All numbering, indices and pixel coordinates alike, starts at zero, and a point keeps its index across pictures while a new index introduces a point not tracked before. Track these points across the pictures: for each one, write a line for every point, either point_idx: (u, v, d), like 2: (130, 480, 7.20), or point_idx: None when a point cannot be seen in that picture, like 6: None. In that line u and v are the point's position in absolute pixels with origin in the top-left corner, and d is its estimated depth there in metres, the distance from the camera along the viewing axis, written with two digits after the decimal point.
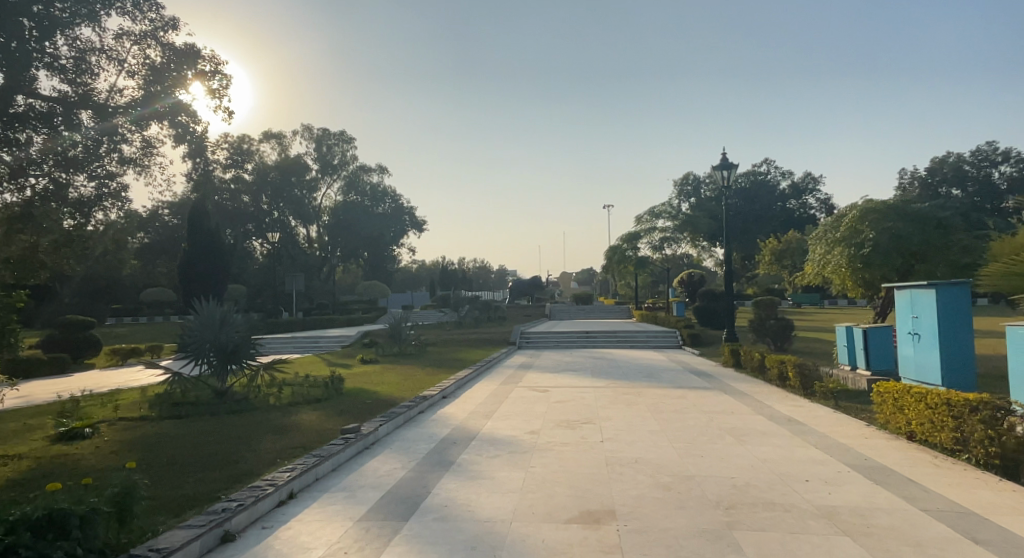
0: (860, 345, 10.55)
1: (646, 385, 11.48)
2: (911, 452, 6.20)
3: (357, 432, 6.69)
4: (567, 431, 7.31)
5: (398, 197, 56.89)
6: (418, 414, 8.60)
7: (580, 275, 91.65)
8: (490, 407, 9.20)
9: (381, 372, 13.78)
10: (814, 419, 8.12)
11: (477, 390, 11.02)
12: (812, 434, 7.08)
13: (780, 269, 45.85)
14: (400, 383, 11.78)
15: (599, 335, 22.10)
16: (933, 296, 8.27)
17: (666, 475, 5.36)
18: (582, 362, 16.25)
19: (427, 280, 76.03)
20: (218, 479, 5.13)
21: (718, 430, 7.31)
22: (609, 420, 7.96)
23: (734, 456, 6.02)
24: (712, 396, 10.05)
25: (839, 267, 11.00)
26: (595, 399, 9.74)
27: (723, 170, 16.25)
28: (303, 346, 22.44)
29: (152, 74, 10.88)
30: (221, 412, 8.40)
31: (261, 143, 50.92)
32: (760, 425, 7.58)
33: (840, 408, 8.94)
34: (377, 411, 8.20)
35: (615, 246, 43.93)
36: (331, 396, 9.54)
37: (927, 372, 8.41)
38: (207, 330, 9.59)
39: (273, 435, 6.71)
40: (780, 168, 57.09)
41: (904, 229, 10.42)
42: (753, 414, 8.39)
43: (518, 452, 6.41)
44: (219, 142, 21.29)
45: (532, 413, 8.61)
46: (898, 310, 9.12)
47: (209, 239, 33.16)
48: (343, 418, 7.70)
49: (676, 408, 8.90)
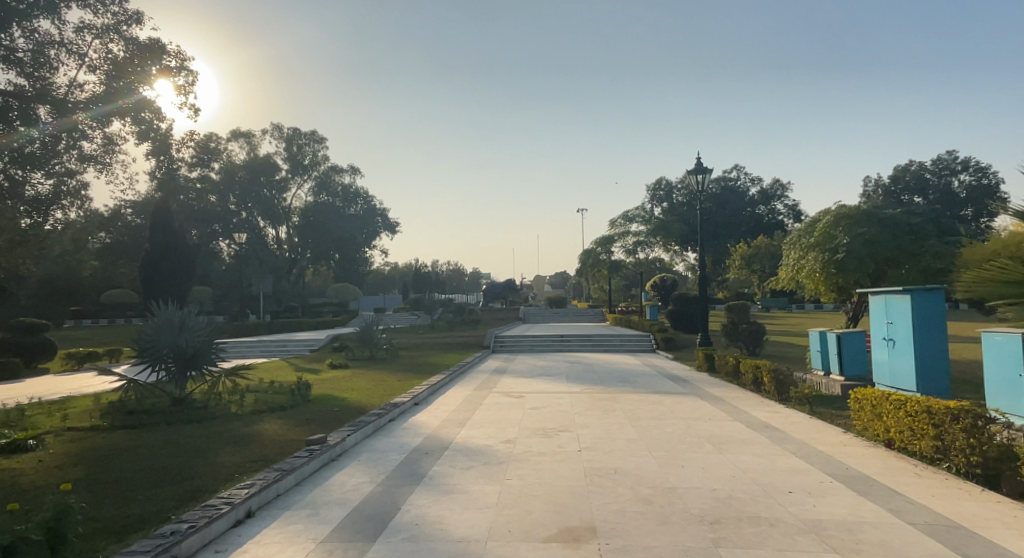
0: (834, 350, 10.54)
1: (622, 391, 11.34)
2: (890, 460, 6.13)
3: (323, 443, 6.36)
4: (543, 440, 7.08)
5: (370, 198, 56.38)
6: (388, 422, 8.28)
7: (553, 279, 91.83)
8: (464, 414, 8.93)
9: (351, 377, 13.40)
10: (791, 426, 8.03)
11: (451, 396, 10.75)
12: (791, 442, 6.98)
13: (750, 273, 46.45)
14: (370, 389, 11.43)
15: (573, 339, 21.98)
16: (908, 302, 8.25)
17: (648, 487, 5.17)
18: (556, 366, 16.08)
19: (399, 282, 75.29)
20: (170, 497, 4.78)
21: (696, 438, 7.17)
22: (586, 428, 7.76)
23: (715, 467, 5.86)
24: (689, 402, 9.94)
25: (814, 272, 11.00)
26: (572, 406, 9.54)
27: (697, 174, 16.25)
28: (271, 350, 21.82)
29: (115, 68, 10.33)
30: (179, 421, 7.97)
31: (229, 142, 49.82)
32: (738, 433, 7.47)
33: (816, 414, 8.89)
34: (344, 420, 7.86)
35: (589, 250, 44.00)
36: (297, 404, 9.15)
37: (902, 378, 8.39)
38: (166, 333, 9.15)
39: (233, 447, 6.35)
40: (750, 174, 57.92)
41: (877, 235, 10.45)
42: (730, 421, 8.28)
43: (493, 462, 6.17)
44: (184, 140, 20.63)
45: (506, 420, 8.36)
46: (872, 316, 9.09)
47: (173, 240, 32.22)
48: (309, 427, 7.36)
49: (653, 415, 8.75)
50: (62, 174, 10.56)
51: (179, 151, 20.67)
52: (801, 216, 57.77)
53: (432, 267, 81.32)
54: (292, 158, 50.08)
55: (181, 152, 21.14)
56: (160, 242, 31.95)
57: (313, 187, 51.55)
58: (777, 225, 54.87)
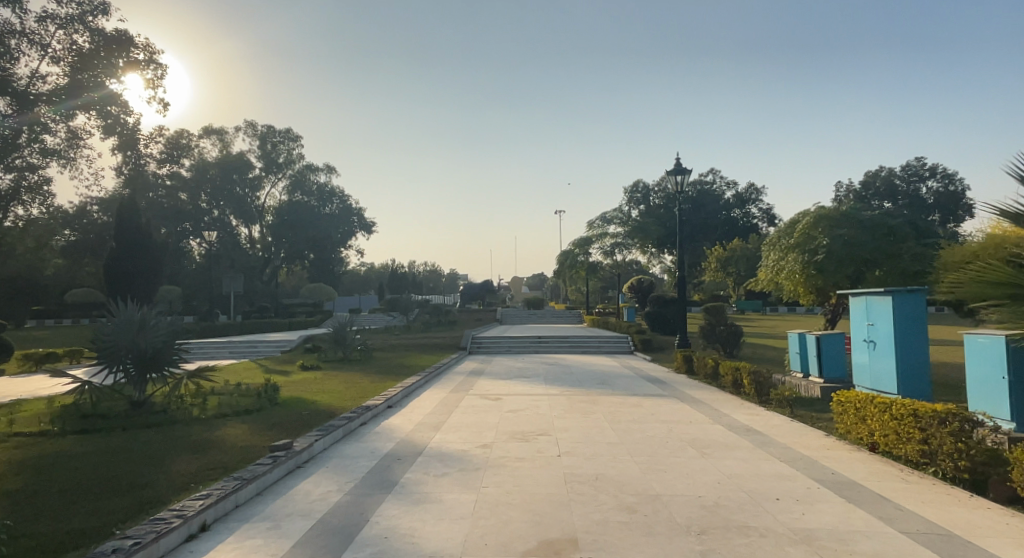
0: (813, 352, 10.47)
1: (600, 393, 11.15)
2: (875, 464, 6.00)
3: (288, 449, 6.02)
4: (521, 444, 6.83)
5: (346, 198, 55.39)
6: (360, 426, 7.94)
7: (531, 280, 91.64)
8: (439, 418, 8.62)
9: (322, 379, 13.00)
10: (773, 429, 7.90)
11: (426, 399, 10.44)
12: (774, 446, 6.83)
13: (725, 276, 46.81)
14: (341, 390, 11.06)
15: (551, 341, 21.79)
16: (889, 303, 8.17)
17: (631, 495, 4.95)
18: (533, 367, 15.85)
19: (375, 283, 74.45)
20: (116, 509, 4.41)
21: (679, 442, 6.98)
22: (565, 432, 7.53)
23: (698, 472, 5.67)
24: (669, 404, 9.79)
25: (794, 273, 10.91)
26: (550, 408, 9.31)
27: (677, 175, 16.17)
28: (240, 351, 21.25)
29: (78, 62, 12.99)
30: (136, 426, 7.53)
31: (201, 138, 48.73)
32: (720, 436, 7.31)
33: (797, 417, 8.78)
34: (313, 424, 7.50)
35: (567, 251, 43.92)
36: (263, 407, 8.75)
37: (882, 380, 8.31)
38: (124, 333, 8.68)
39: (191, 454, 5.97)
40: (725, 178, 58.44)
41: (856, 236, 10.39)
42: (712, 424, 8.11)
43: (469, 469, 5.89)
44: (152, 135, 19.99)
45: (483, 424, 8.09)
46: (853, 317, 9.01)
47: (141, 238, 31.32)
48: (275, 432, 6.99)
49: (633, 418, 8.56)
50: (32, 160, 13.13)
51: (147, 147, 20.03)
52: (775, 220, 58.48)
53: (409, 268, 80.60)
54: (266, 156, 49.35)
55: (148, 148, 20.50)
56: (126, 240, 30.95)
57: (287, 186, 50.76)
58: (752, 228, 55.44)
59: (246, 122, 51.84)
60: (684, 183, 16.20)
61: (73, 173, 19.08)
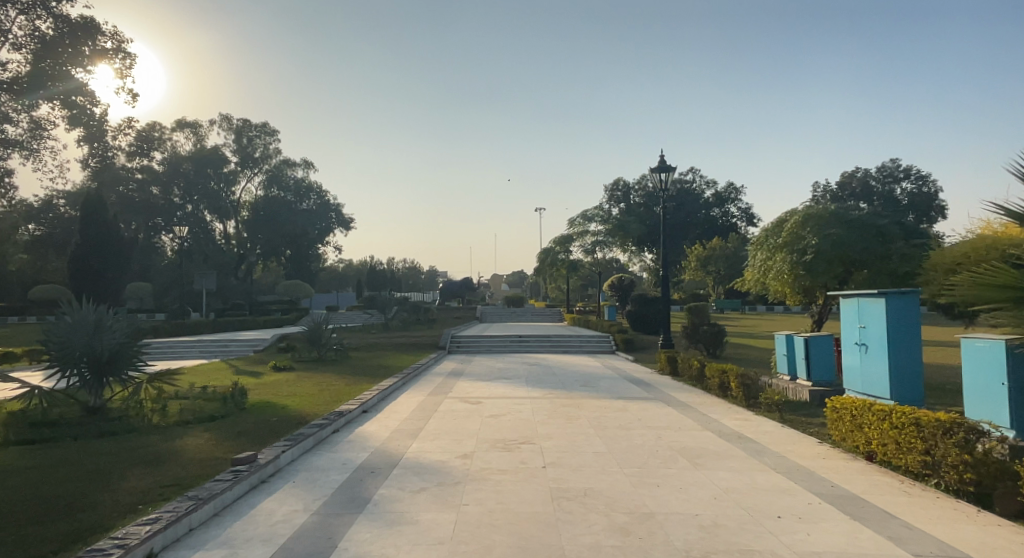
0: (801, 355, 10.26)
1: (584, 396, 10.83)
2: (874, 475, 5.73)
3: (251, 462, 5.55)
4: (504, 455, 6.45)
5: (324, 194, 54.05)
6: (332, 434, 7.48)
7: (511, 278, 91.08)
8: (417, 424, 8.21)
9: (296, 381, 12.50)
10: (764, 436, 7.62)
11: (403, 403, 10.00)
12: (768, 455, 6.54)
13: (705, 274, 46.94)
14: (315, 394, 10.57)
15: (531, 340, 21.43)
16: (883, 306, 7.93)
17: (623, 515, 4.61)
18: (515, 368, 15.48)
19: (353, 280, 73.45)
20: (49, 538, 3.92)
21: (669, 451, 6.67)
22: (549, 440, 7.18)
23: (693, 486, 5.35)
24: (655, 408, 9.49)
25: (782, 273, 10.63)
26: (532, 413, 8.94)
27: (660, 172, 15.90)
28: (211, 350, 20.57)
29: (42, 50, 14.86)
30: (87, 435, 6.97)
31: (174, 131, 47.48)
32: (711, 445, 7.01)
33: (787, 422, 8.54)
34: (281, 432, 7.03)
35: (548, 249, 43.60)
36: (229, 414, 8.23)
37: (874, 384, 8.06)
38: (78, 334, 8.12)
39: (145, 467, 5.47)
40: (705, 177, 58.57)
41: (845, 236, 10.15)
42: (701, 431, 7.82)
43: (448, 482, 5.51)
44: (121, 127, 19.16)
45: (463, 431, 7.69)
46: (844, 320, 8.78)
47: (107, 234, 30.37)
48: (238, 442, 6.50)
49: (620, 423, 8.23)
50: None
51: (115, 139, 19.21)
52: (754, 219, 58.81)
53: (388, 265, 79.77)
54: (242, 150, 48.42)
55: (116, 140, 19.66)
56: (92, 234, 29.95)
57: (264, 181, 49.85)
58: (731, 228, 55.71)
59: (222, 115, 50.73)
60: (669, 181, 15.93)
61: (35, 167, 18.15)
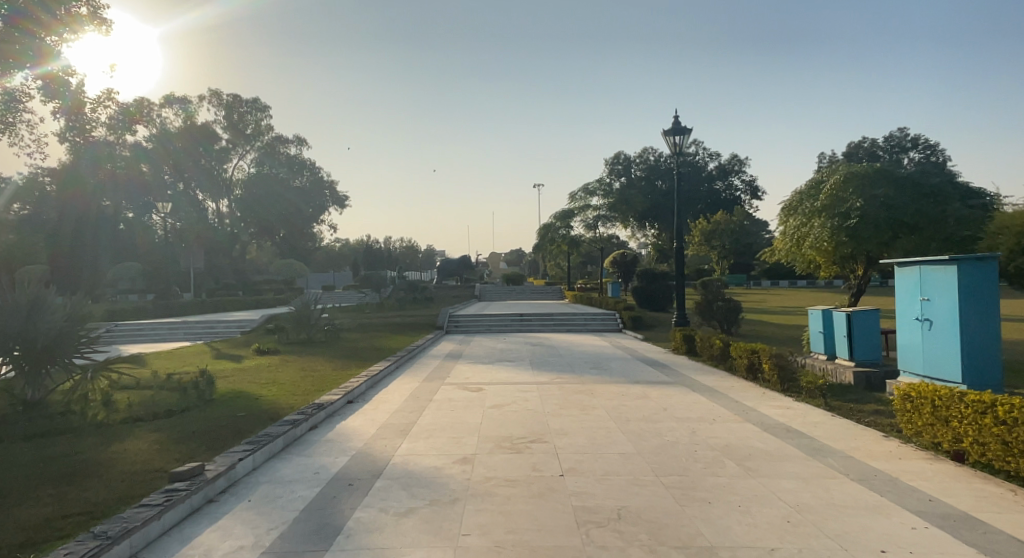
0: (841, 332, 9.12)
1: (597, 380, 9.70)
2: (975, 483, 4.60)
3: (193, 477, 4.37)
4: (513, 458, 5.34)
5: (317, 170, 52.96)
6: (306, 432, 6.31)
7: (510, 255, 89.45)
8: (407, 418, 7.06)
9: (279, 366, 11.39)
10: (815, 428, 6.50)
11: (395, 391, 8.84)
12: (831, 455, 5.41)
13: (709, 249, 44.70)
14: (295, 382, 9.40)
15: (533, 318, 20.27)
16: (954, 274, 6.70)
17: (676, 552, 3.47)
18: (517, 349, 14.35)
19: (349, 259, 72.01)
20: None
21: (709, 451, 5.55)
22: (564, 438, 6.06)
23: (753, 503, 4.24)
24: (680, 395, 8.34)
25: (820, 241, 9.38)
26: (541, 402, 7.81)
27: (674, 135, 14.53)
28: (195, 333, 19.45)
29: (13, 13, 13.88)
30: (11, 438, 5.78)
31: (162, 106, 45.81)
32: (756, 441, 5.90)
33: (835, 409, 7.42)
34: (244, 433, 5.86)
35: (548, 225, 42.34)
36: (190, 407, 7.07)
37: (939, 366, 6.89)
38: (8, 315, 6.93)
39: (57, 485, 4.30)
40: (709, 148, 56.71)
41: (894, 197, 8.95)
42: (740, 423, 6.69)
43: (446, 499, 4.37)
44: (99, 98, 17.75)
45: (464, 426, 6.55)
46: (902, 290, 7.59)
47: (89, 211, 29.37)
48: (188, 446, 5.34)
49: (645, 414, 7.11)
50: None
51: (93, 112, 17.88)
52: (758, 191, 57.19)
53: (386, 244, 78.65)
54: (232, 126, 46.82)
55: (96, 113, 18.29)
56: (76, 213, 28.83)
57: (256, 159, 48.61)
58: (734, 201, 54.39)
59: (211, 91, 49.08)
60: (684, 145, 14.61)
61: (10, 140, 16.93)
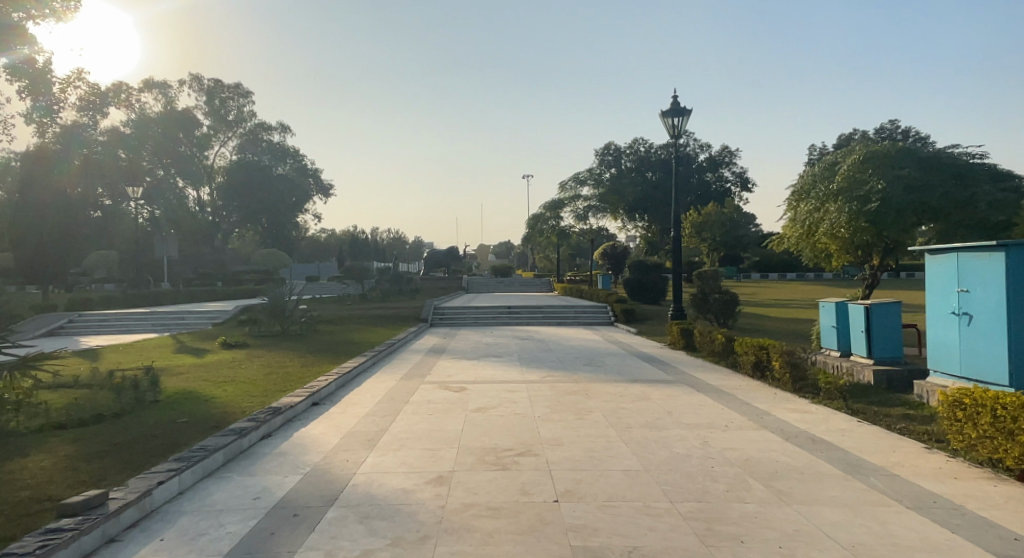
0: (858, 326, 8.33)
1: (591, 379, 8.86)
2: None
3: (89, 512, 3.45)
4: (498, 478, 4.46)
5: (301, 158, 51.40)
6: (254, 444, 5.37)
7: (498, 247, 88.52)
8: (375, 425, 6.13)
9: (246, 362, 10.43)
10: (843, 436, 5.67)
11: (367, 391, 7.92)
12: (873, 473, 4.59)
13: (699, 242, 43.99)
14: (257, 380, 8.44)
15: (522, 311, 19.38)
16: (1002, 264, 5.90)
17: None
18: (504, 343, 13.49)
19: (334, 250, 70.70)
20: None
21: (730, 468, 4.68)
22: (557, 450, 5.19)
23: (797, 542, 3.38)
24: (683, 396, 7.51)
25: (837, 226, 8.55)
26: (530, 405, 6.92)
27: (673, 117, 13.66)
28: (164, 324, 18.42)
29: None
30: None
31: (141, 91, 44.25)
32: (781, 454, 5.06)
33: (859, 413, 6.61)
34: (177, 446, 4.93)
35: (538, 216, 41.45)
36: (125, 412, 6.12)
37: (981, 366, 6.11)
38: None
39: None
40: (700, 140, 55.93)
41: (919, 178, 8.16)
42: (757, 430, 5.84)
43: (411, 538, 3.46)
44: (69, 78, 16.48)
45: (442, 435, 5.66)
46: (934, 280, 6.82)
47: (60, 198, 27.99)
48: (102, 464, 4.39)
49: (647, 420, 6.24)
50: None
51: (63, 92, 16.94)
52: (748, 183, 56.53)
53: (372, 235, 77.47)
54: (215, 112, 45.63)
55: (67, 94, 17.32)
56: (46, 200, 27.44)
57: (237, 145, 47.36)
58: (724, 193, 53.74)
59: (192, 76, 47.61)
60: (683, 128, 13.75)
61: None
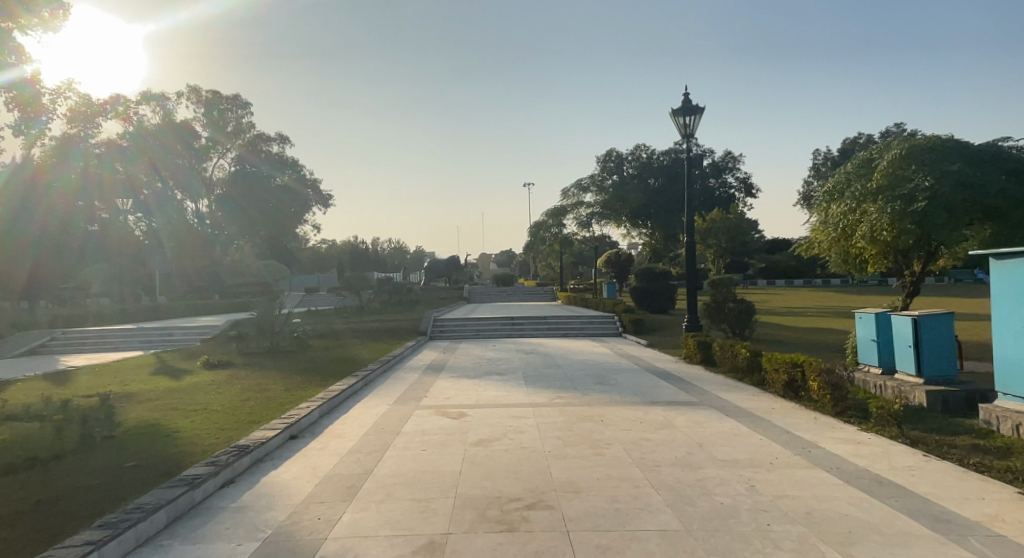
0: (903, 340, 7.42)
1: (604, 400, 7.98)
2: None
3: None
4: (504, 545, 3.56)
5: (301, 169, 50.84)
6: (207, 496, 4.44)
7: (499, 256, 87.56)
8: (358, 466, 5.22)
9: (226, 384, 9.54)
10: (912, 476, 4.77)
11: (354, 419, 7.04)
12: (969, 531, 3.68)
13: (705, 248, 43.05)
14: (233, 408, 7.54)
15: (525, 322, 18.51)
16: None
17: None
18: (508, 358, 12.61)
19: (334, 261, 69.90)
20: None
21: (791, 527, 3.78)
22: (575, 500, 4.29)
23: None
24: (712, 422, 6.63)
25: (878, 228, 7.65)
26: (538, 436, 6.03)
27: (685, 115, 12.81)
28: (150, 341, 17.49)
29: None
30: None
31: (138, 104, 43.69)
32: (847, 504, 4.14)
33: (920, 444, 5.68)
34: (113, 503, 4.03)
35: (540, 224, 40.68)
36: (67, 453, 5.24)
37: None
38: None
39: None
40: (702, 145, 55.23)
41: (971, 174, 7.29)
42: (809, 470, 4.93)
43: None
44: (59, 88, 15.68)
45: (436, 480, 4.76)
46: (1007, 287, 5.87)
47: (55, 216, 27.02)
48: (5, 537, 3.48)
49: (677, 456, 5.33)
50: None
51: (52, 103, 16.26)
52: (753, 188, 55.71)
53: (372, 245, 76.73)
54: (213, 124, 45.13)
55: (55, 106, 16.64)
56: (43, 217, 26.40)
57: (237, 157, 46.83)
58: (729, 199, 52.96)
59: (190, 88, 47.14)
60: (695, 127, 12.89)
61: None
